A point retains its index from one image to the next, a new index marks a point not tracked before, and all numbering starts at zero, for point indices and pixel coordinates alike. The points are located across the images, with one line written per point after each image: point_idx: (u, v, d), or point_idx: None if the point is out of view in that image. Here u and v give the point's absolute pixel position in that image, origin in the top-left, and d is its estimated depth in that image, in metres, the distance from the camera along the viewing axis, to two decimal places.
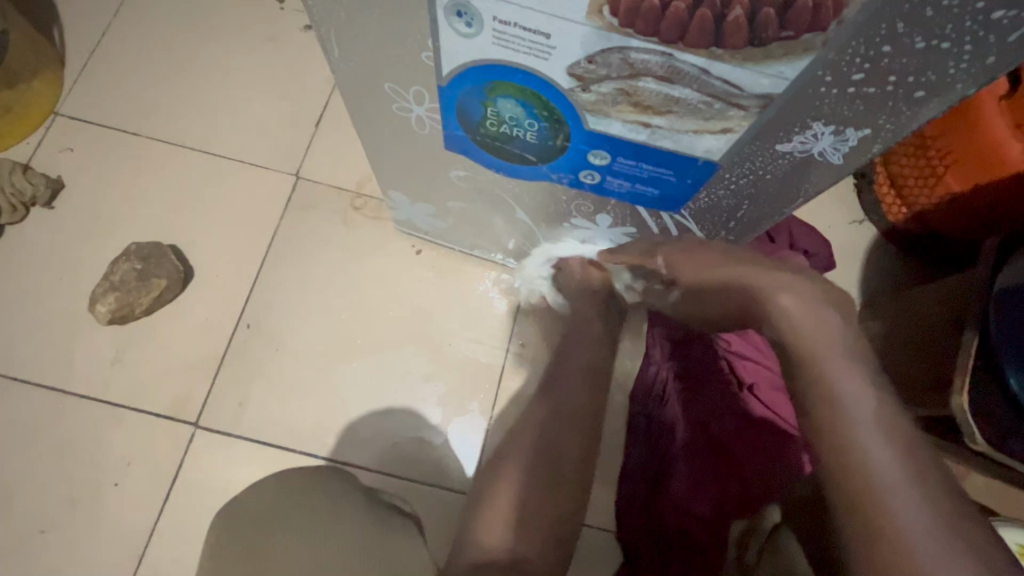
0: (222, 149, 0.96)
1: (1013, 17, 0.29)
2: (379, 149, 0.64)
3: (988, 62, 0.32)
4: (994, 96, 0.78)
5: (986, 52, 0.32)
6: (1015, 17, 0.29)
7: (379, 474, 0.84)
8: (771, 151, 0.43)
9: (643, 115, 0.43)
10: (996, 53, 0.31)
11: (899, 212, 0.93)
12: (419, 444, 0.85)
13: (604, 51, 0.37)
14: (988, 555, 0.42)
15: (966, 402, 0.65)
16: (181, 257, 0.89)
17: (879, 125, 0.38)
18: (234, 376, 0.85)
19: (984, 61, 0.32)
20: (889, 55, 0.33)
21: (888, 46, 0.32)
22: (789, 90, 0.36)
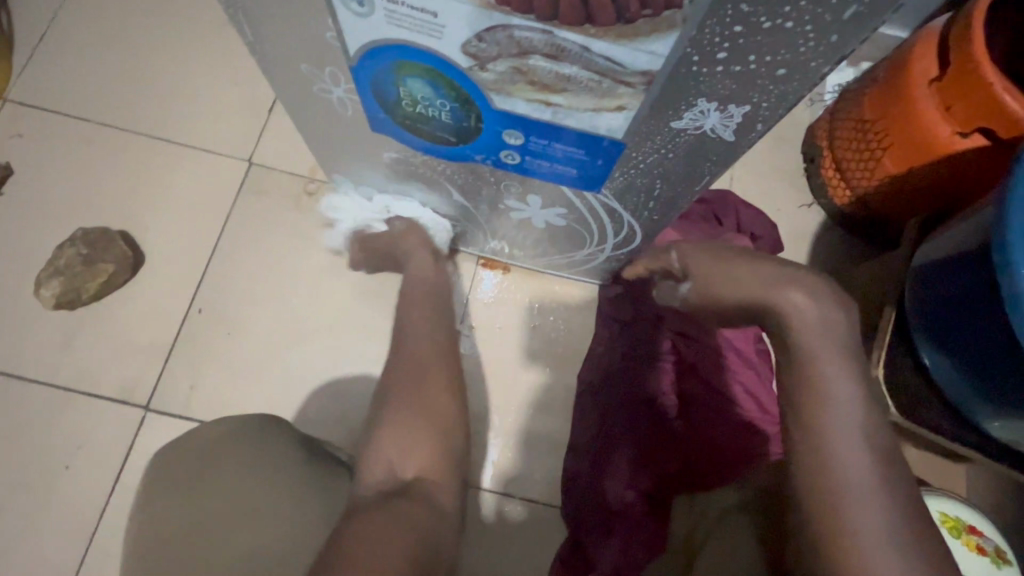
0: (174, 135, 0.96)
1: None
2: (312, 130, 0.64)
3: (833, 39, 0.34)
4: (925, 79, 0.79)
5: (830, 30, 0.34)
6: None
7: None
8: (667, 129, 0.45)
9: (542, 94, 0.44)
10: (837, 31, 0.34)
11: (844, 195, 0.95)
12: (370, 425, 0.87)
13: (489, 29, 0.38)
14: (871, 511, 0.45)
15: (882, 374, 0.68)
16: (132, 242, 0.89)
17: (756, 101, 0.40)
18: (185, 360, 0.86)
19: (829, 39, 0.34)
20: (744, 34, 0.35)
21: (741, 26, 0.34)
22: (665, 69, 0.38)
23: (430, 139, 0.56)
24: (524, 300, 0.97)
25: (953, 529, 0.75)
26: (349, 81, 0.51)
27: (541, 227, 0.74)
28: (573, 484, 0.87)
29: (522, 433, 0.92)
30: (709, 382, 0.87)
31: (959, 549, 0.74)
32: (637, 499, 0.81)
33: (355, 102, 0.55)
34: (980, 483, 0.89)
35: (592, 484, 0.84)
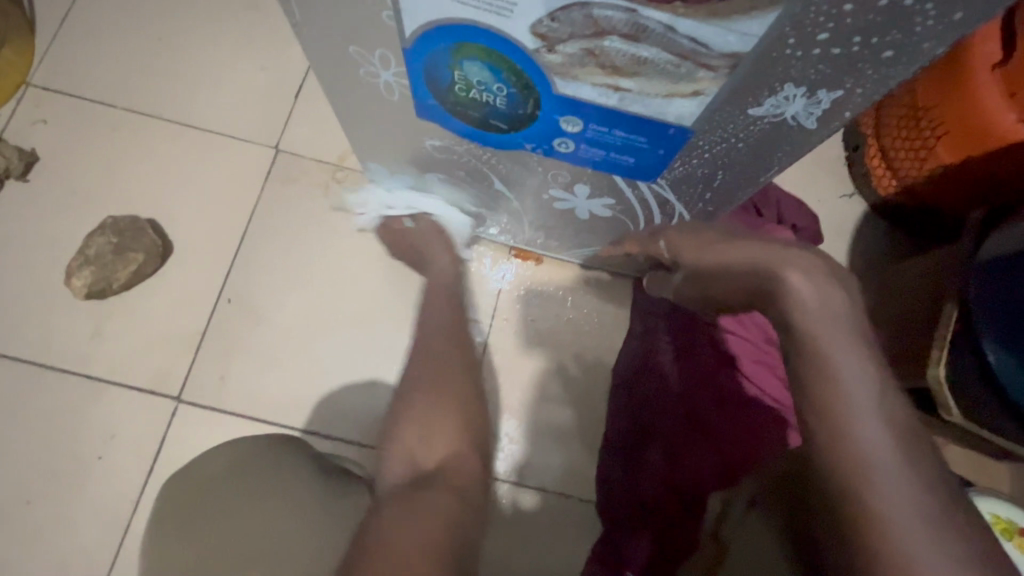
0: (199, 121, 0.93)
1: None
2: (353, 116, 0.62)
3: (954, 18, 0.31)
4: (987, 62, 0.75)
5: (951, 9, 0.31)
6: None
7: (362, 447, 0.84)
8: (743, 116, 0.42)
9: (612, 78, 0.41)
10: (960, 9, 0.31)
11: (891, 183, 0.91)
12: None
13: (565, 7, 0.36)
14: (952, 519, 0.43)
15: (944, 372, 0.65)
16: (160, 231, 0.88)
17: (850, 87, 0.37)
18: (215, 351, 0.85)
19: (950, 18, 0.32)
20: (852, 13, 0.32)
21: (850, 4, 0.31)
22: (756, 51, 0.35)
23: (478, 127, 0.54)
24: (556, 291, 0.94)
25: (1004, 531, 0.73)
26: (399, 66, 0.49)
27: (584, 217, 0.71)
28: (604, 480, 0.86)
29: (555, 428, 0.90)
30: (750, 376, 0.83)
31: (1010, 551, 0.72)
32: (660, 491, 0.80)
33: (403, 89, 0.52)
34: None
35: (629, 481, 0.83)
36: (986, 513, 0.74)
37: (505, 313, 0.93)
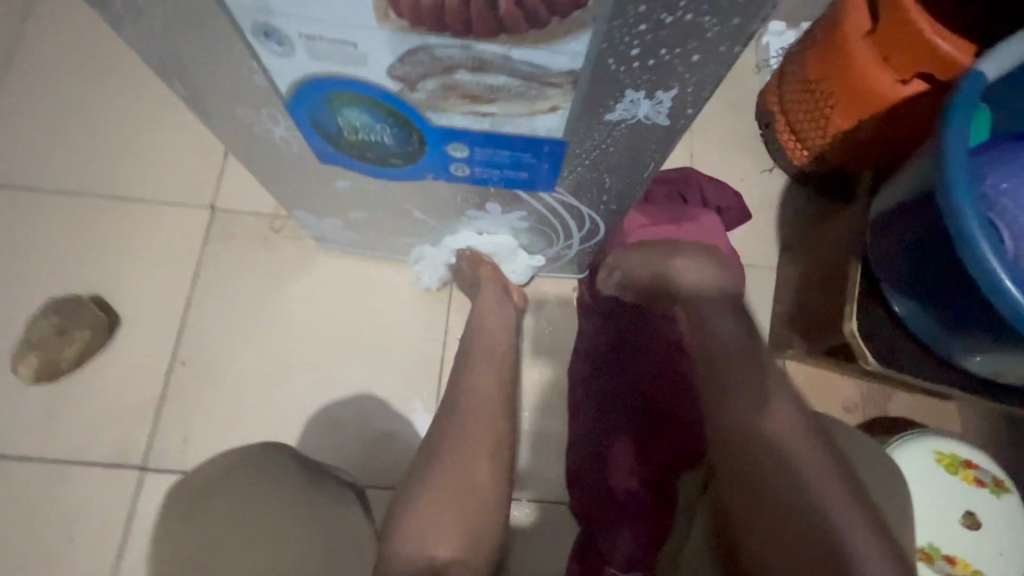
0: (133, 192, 0.95)
1: None
2: (264, 171, 0.65)
3: (735, 22, 0.35)
4: (858, 32, 0.81)
5: (728, 14, 0.35)
6: None
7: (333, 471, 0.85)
8: (602, 122, 0.46)
9: (475, 106, 0.44)
10: (735, 14, 0.35)
11: (802, 155, 0.96)
12: (369, 448, 0.87)
13: (409, 52, 0.39)
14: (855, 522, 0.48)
15: (857, 326, 0.67)
16: (104, 304, 0.89)
17: (681, 85, 0.41)
18: (175, 414, 0.86)
19: (731, 23, 0.36)
20: (650, 31, 0.36)
21: (645, 24, 0.35)
22: (587, 68, 0.39)
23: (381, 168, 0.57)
24: None
25: (949, 466, 0.76)
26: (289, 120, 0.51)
27: (502, 233, 0.75)
28: (574, 479, 0.87)
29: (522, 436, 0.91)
30: None
31: (958, 485, 0.76)
32: (642, 487, 0.81)
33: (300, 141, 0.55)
34: (972, 417, 0.91)
35: (600, 476, 0.84)
36: (932, 451, 0.77)
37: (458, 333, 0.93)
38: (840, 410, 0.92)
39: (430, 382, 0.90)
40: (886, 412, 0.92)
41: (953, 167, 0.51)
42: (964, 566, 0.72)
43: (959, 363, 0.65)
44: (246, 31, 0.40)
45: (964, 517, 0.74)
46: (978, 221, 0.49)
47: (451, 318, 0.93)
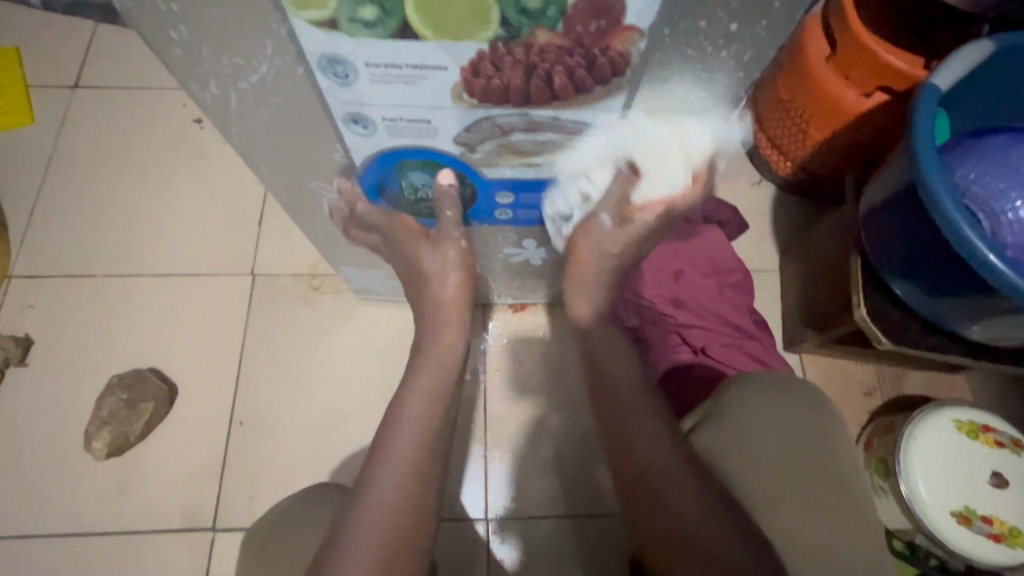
0: (178, 267, 1.02)
1: (731, 48, 0.41)
2: (323, 234, 0.72)
3: (740, 75, 0.44)
4: (821, 58, 0.92)
5: (735, 69, 0.43)
6: (732, 48, 0.41)
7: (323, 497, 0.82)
8: (633, 160, 0.54)
9: (524, 159, 0.53)
10: (741, 68, 0.43)
11: (786, 166, 1.07)
12: None
13: (475, 122, 0.47)
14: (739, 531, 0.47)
15: (866, 312, 0.74)
16: (162, 376, 0.94)
17: (698, 124, 0.49)
18: (238, 472, 0.90)
19: (737, 75, 0.44)
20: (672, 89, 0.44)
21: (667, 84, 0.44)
22: (623, 118, 0.47)
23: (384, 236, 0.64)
24: (537, 331, 1.01)
25: (969, 433, 0.83)
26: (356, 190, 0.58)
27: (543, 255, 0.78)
28: None
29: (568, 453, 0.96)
30: (722, 359, 0.92)
31: (980, 449, 0.82)
32: None
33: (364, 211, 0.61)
34: (979, 387, 0.99)
35: None
36: (952, 420, 0.84)
37: (496, 364, 0.99)
38: (860, 395, 0.99)
39: (476, 413, 0.95)
40: (902, 392, 0.99)
41: (925, 164, 0.59)
42: (1000, 525, 0.77)
43: (961, 334, 0.72)
44: (337, 119, 0.47)
45: (992, 477, 0.80)
46: (956, 207, 0.57)
47: (488, 351, 0.99)
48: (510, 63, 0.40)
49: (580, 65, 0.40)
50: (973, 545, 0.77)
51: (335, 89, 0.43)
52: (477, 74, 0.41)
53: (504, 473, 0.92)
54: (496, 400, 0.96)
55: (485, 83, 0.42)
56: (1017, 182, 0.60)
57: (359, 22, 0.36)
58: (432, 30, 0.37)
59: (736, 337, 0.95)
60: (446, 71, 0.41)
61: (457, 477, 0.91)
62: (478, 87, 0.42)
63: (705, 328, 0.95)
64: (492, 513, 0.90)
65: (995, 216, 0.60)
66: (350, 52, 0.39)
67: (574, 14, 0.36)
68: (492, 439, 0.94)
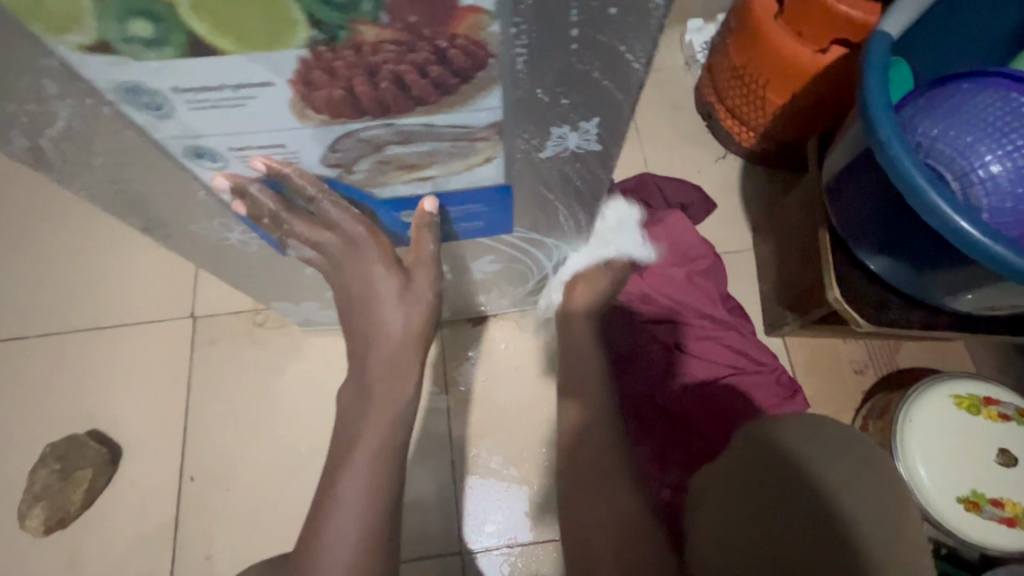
0: (112, 319, 0.95)
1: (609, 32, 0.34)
2: (232, 274, 0.66)
3: (631, 59, 0.36)
4: (768, 15, 0.85)
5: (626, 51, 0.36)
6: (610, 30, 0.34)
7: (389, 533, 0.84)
8: (537, 160, 0.47)
9: (414, 173, 0.46)
10: (630, 50, 0.35)
11: (749, 137, 1.00)
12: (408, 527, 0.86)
13: (336, 140, 0.40)
14: None
15: (840, 293, 0.67)
16: (103, 438, 0.88)
17: (601, 113, 0.42)
18: (193, 531, 0.85)
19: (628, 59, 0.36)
20: (552, 81, 0.37)
21: (540, 73, 0.36)
22: (507, 115, 0.40)
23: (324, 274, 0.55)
24: (500, 343, 0.95)
25: (970, 408, 0.76)
26: (289, 222, 0.48)
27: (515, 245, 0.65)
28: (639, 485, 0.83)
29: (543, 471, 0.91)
30: (698, 354, 0.89)
31: (984, 425, 0.75)
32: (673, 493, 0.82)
33: (300, 252, 0.53)
34: (979, 352, 0.91)
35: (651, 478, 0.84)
36: (951, 396, 0.77)
37: (459, 383, 0.93)
38: (851, 372, 0.92)
39: (442, 440, 0.90)
40: (896, 365, 0.92)
41: (880, 124, 0.51)
42: (1013, 506, 0.70)
43: (947, 307, 0.64)
44: (178, 155, 0.41)
45: (999, 455, 0.73)
46: (920, 171, 0.49)
47: (450, 370, 0.93)
48: (346, 69, 0.33)
49: (431, 60, 0.33)
50: (986, 533, 0.70)
51: (155, 122, 0.37)
52: (312, 86, 0.34)
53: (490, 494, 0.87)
54: (462, 422, 0.91)
55: (326, 96, 0.35)
56: (988, 135, 0.53)
57: (138, 41, 0.30)
58: (231, 38, 0.30)
59: (712, 329, 0.90)
60: (274, 87, 0.34)
61: (427, 511, 0.86)
62: (319, 100, 0.35)
63: (682, 325, 0.90)
64: (470, 546, 0.85)
65: (965, 175, 0.52)
66: (150, 79, 0.32)
67: (398, 3, 0.29)
68: (461, 465, 0.89)
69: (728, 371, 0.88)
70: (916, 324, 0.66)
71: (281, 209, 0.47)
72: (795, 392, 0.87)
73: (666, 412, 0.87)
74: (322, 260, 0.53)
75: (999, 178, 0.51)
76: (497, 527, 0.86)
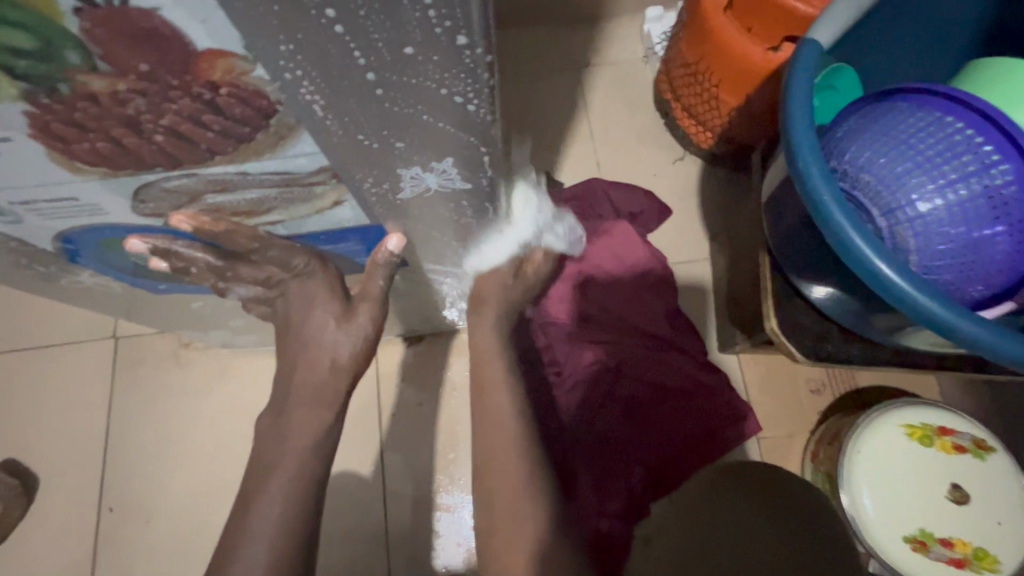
0: (29, 341, 0.91)
1: (415, 73, 0.28)
2: (115, 307, 0.61)
3: (456, 99, 0.30)
4: (717, 8, 0.77)
5: (448, 90, 0.29)
6: (416, 70, 0.27)
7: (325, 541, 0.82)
8: (399, 201, 0.41)
9: (255, 218, 0.40)
10: (449, 89, 0.29)
11: (706, 138, 0.92)
12: (338, 559, 0.82)
13: (138, 191, 0.34)
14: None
15: (776, 323, 0.61)
16: (19, 468, 0.84)
17: (452, 154, 0.36)
18: (114, 565, 0.81)
19: (454, 99, 0.30)
20: (369, 125, 0.31)
21: (350, 118, 0.30)
22: (332, 159, 0.34)
23: (267, 303, 0.55)
24: (439, 363, 0.90)
25: (923, 439, 0.71)
26: (234, 267, 0.47)
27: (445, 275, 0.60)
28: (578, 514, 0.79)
29: None
30: (642, 376, 0.84)
31: (937, 458, 0.70)
32: (615, 524, 0.78)
33: (241, 289, 0.52)
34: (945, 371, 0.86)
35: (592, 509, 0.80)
36: (904, 426, 0.71)
37: (394, 406, 0.88)
38: (807, 393, 0.87)
39: (376, 468, 0.86)
40: (856, 385, 0.86)
41: (802, 150, 0.45)
42: (964, 547, 0.66)
43: (890, 342, 0.59)
44: None
45: (951, 492, 0.68)
46: (843, 206, 0.44)
47: (385, 394, 0.88)
48: (93, 122, 0.27)
49: (198, 109, 0.27)
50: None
51: None
52: (65, 141, 0.28)
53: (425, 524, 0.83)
54: (396, 449, 0.86)
55: (89, 149, 0.29)
56: (919, 167, 0.48)
57: None
58: None
59: (658, 348, 0.85)
60: (15, 143, 0.28)
61: (361, 542, 0.83)
62: (82, 153, 0.30)
63: (624, 348, 0.85)
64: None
65: (891, 212, 0.48)
66: None
67: (112, 51, 0.23)
68: (396, 493, 0.85)
69: (674, 394, 0.84)
70: (861, 358, 0.61)
71: (219, 259, 0.45)
72: (744, 416, 0.83)
73: (606, 439, 0.82)
74: (265, 291, 0.52)
75: (927, 217, 0.47)
76: (455, 555, 0.82)
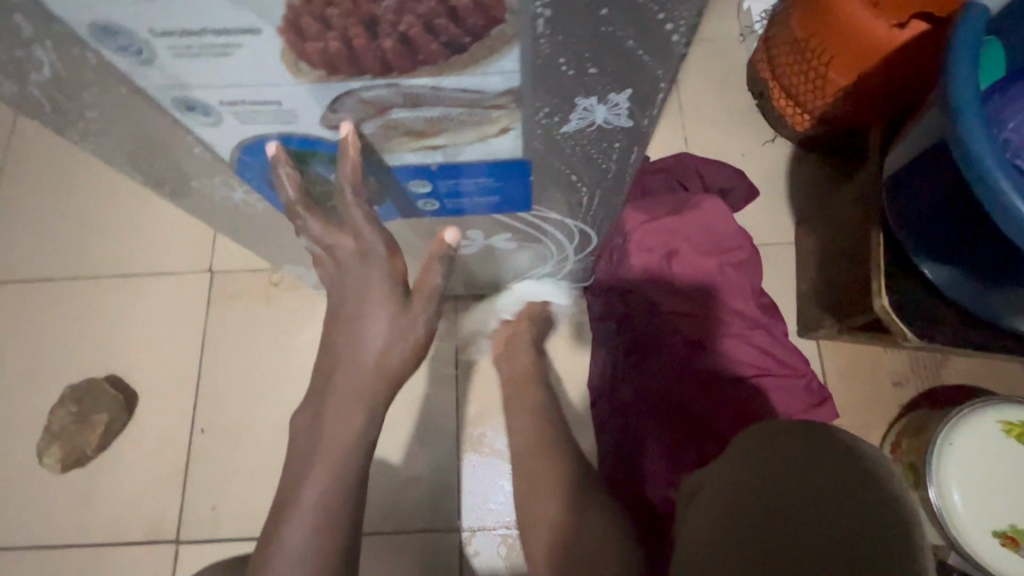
0: (132, 267, 0.96)
1: None
2: (242, 232, 0.64)
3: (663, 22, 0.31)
4: None
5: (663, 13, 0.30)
6: None
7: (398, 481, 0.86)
8: (561, 135, 0.42)
9: (422, 140, 0.42)
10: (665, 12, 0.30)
11: (803, 120, 0.90)
12: (409, 500, 0.85)
13: (336, 99, 0.37)
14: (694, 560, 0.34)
15: (888, 302, 0.60)
16: (120, 384, 0.90)
17: (634, 86, 0.37)
18: (202, 482, 0.86)
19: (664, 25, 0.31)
20: (577, 46, 0.32)
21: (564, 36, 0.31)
22: (526, 80, 0.35)
23: None
24: None
25: (1020, 437, 0.69)
26: (304, 216, 0.46)
27: (541, 224, 0.61)
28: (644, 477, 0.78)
29: None
30: (721, 351, 0.83)
31: None
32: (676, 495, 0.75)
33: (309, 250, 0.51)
34: None
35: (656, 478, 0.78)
36: (1000, 423, 0.70)
37: (471, 360, 0.90)
38: (889, 385, 0.85)
39: (450, 417, 0.88)
40: (941, 382, 0.85)
41: (965, 112, 0.46)
42: None
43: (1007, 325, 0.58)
44: (169, 107, 0.38)
45: None
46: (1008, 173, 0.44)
47: (463, 348, 0.91)
48: (339, 18, 0.29)
49: (436, 12, 0.29)
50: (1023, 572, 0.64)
51: (141, 70, 0.34)
52: (305, 36, 0.30)
53: (495, 476, 0.86)
54: (470, 400, 0.89)
55: (321, 48, 0.31)
56: None
57: None
58: None
59: (738, 324, 0.85)
60: (261, 35, 0.30)
61: (434, 487, 0.86)
62: (312, 52, 0.31)
63: (705, 321, 0.84)
64: (470, 524, 0.84)
65: None
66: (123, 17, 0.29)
67: None
68: (468, 443, 0.87)
69: (753, 372, 0.83)
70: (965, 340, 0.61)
71: (296, 199, 0.45)
72: (824, 401, 0.82)
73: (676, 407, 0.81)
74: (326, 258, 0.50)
75: None
76: None
